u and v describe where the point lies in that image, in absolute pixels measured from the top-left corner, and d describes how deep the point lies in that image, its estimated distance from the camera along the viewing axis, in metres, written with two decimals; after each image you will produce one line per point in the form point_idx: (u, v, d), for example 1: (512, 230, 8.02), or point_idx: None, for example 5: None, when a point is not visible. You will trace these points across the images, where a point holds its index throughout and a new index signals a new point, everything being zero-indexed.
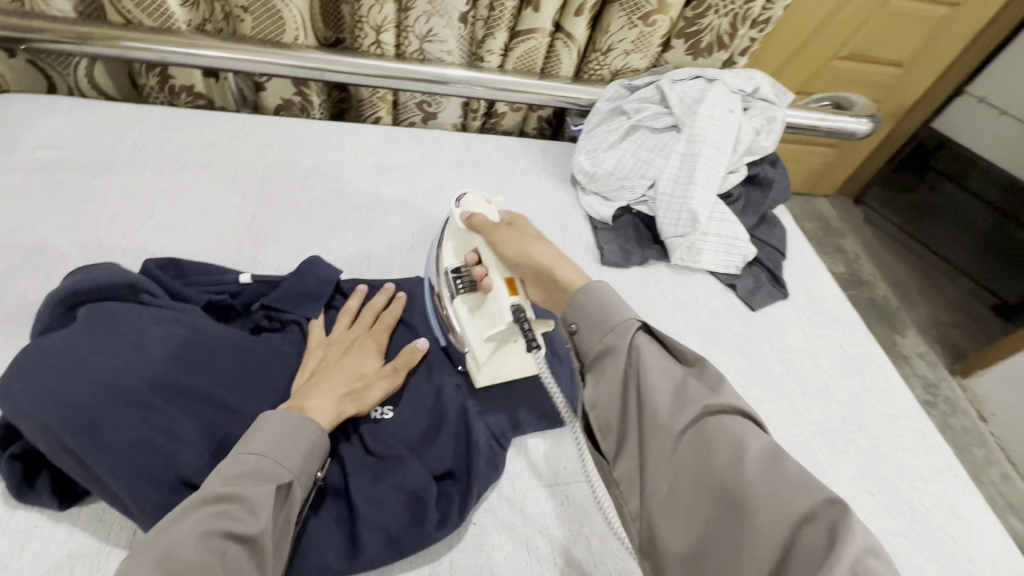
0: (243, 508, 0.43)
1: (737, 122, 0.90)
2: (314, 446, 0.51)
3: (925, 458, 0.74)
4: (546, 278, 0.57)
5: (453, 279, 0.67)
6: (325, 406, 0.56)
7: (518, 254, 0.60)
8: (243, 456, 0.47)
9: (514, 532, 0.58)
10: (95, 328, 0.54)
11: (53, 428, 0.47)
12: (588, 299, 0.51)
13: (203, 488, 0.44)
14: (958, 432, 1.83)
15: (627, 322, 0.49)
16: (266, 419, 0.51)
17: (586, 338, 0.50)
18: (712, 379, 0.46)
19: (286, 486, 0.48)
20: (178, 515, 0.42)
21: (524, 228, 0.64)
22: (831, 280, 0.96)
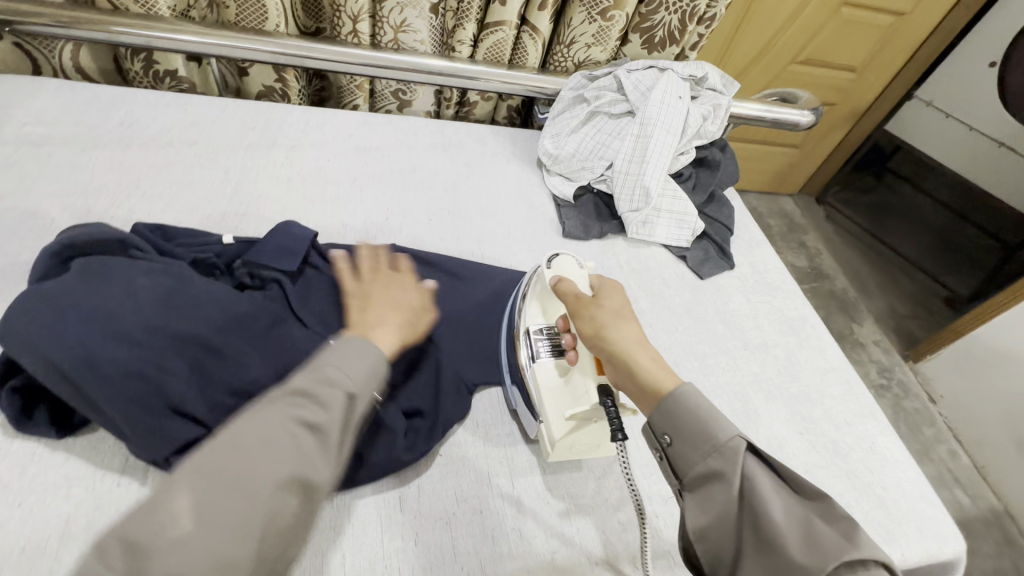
0: (314, 405, 0.50)
1: (686, 108, 0.98)
2: (378, 367, 0.55)
3: (849, 404, 0.83)
4: (625, 369, 0.57)
5: (537, 340, 0.68)
6: (388, 336, 0.61)
7: (594, 332, 0.62)
8: (318, 367, 0.53)
9: (477, 462, 0.64)
10: (89, 276, 0.59)
11: (53, 359, 0.52)
12: (691, 410, 0.52)
13: (284, 385, 0.52)
14: (908, 411, 1.95)
15: (733, 441, 0.49)
16: (344, 341, 0.56)
17: (684, 453, 0.51)
18: (829, 511, 0.45)
19: (353, 398, 0.52)
20: (263, 405, 0.50)
21: (605, 307, 0.64)
22: (774, 254, 1.06)
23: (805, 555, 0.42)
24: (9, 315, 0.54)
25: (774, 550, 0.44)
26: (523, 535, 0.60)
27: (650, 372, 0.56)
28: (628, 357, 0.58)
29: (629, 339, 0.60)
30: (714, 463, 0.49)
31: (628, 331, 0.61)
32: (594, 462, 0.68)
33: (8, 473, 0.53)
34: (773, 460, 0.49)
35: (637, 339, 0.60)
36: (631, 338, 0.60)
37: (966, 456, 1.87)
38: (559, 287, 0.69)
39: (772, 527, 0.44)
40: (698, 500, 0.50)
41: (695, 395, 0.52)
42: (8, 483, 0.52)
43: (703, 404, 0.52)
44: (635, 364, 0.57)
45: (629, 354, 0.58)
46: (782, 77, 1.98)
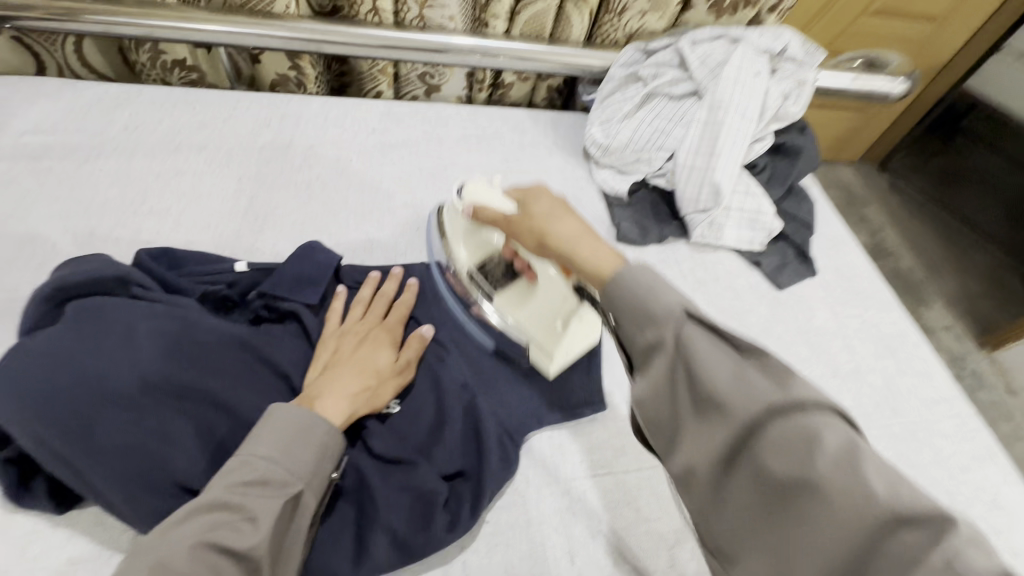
0: (244, 519, 0.41)
1: (764, 87, 0.83)
2: (326, 447, 0.49)
3: (964, 444, 0.70)
4: (569, 263, 0.49)
5: (482, 279, 0.69)
6: (337, 406, 0.53)
7: (537, 244, 0.53)
8: (251, 460, 0.45)
9: (530, 530, 0.55)
10: (82, 327, 0.51)
11: (42, 432, 0.45)
12: (633, 283, 0.43)
13: (202, 494, 0.42)
14: (984, 407, 1.77)
15: (671, 309, 0.41)
16: (274, 414, 0.48)
17: (631, 335, 0.42)
18: (898, 478, 0.35)
19: (295, 496, 0.45)
20: (173, 525, 0.40)
21: (534, 211, 0.54)
22: (863, 256, 0.90)
23: (801, 473, 0.35)
24: None
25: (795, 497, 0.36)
26: None
27: (585, 262, 0.48)
28: (570, 244, 0.50)
29: (563, 233, 0.51)
30: (726, 427, 0.38)
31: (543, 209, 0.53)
32: (664, 527, 0.58)
33: (8, 557, 0.47)
34: (721, 328, 0.41)
35: (558, 210, 0.53)
36: (559, 212, 0.53)
37: None
38: (476, 215, 0.64)
39: (754, 442, 0.37)
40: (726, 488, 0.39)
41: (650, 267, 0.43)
42: (7, 569, 0.46)
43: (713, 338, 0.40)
44: (581, 253, 0.48)
45: (573, 244, 0.49)
46: (854, 33, 1.73)
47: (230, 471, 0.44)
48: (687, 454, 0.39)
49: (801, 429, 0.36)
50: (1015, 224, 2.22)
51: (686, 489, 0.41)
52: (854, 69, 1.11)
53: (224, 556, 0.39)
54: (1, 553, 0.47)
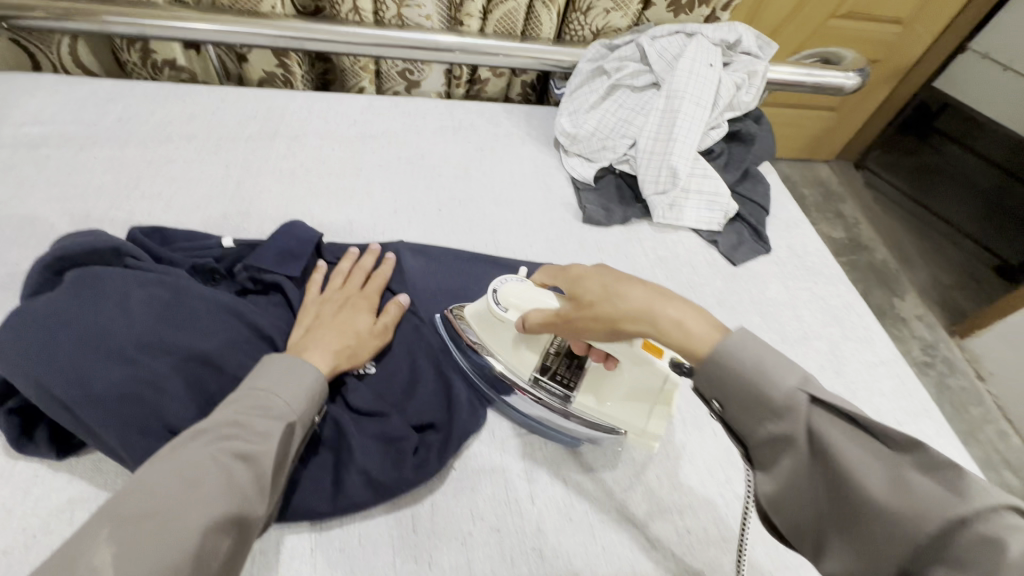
0: (251, 433, 0.46)
1: (718, 77, 0.89)
2: (317, 389, 0.54)
3: (901, 401, 0.76)
4: (660, 335, 0.47)
5: (546, 387, 0.62)
6: (322, 359, 0.57)
7: (609, 330, 0.50)
8: (253, 391, 0.50)
9: (494, 475, 0.60)
10: (80, 293, 0.56)
11: (45, 383, 0.50)
12: (733, 356, 0.43)
13: (210, 417, 0.47)
14: (954, 391, 1.84)
15: (793, 398, 0.40)
16: (270, 361, 0.54)
17: (740, 420, 0.43)
18: (936, 463, 0.37)
19: (293, 425, 0.50)
20: (187, 439, 0.44)
21: (587, 292, 0.51)
22: (815, 235, 0.97)
23: (891, 503, 0.36)
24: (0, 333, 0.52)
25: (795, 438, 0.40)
26: (544, 556, 0.55)
27: (675, 336, 0.46)
28: (637, 320, 0.48)
29: (642, 298, 0.48)
30: (777, 428, 0.41)
31: (613, 280, 0.50)
32: (619, 473, 0.63)
33: (12, 497, 0.51)
34: (844, 406, 0.39)
35: (615, 278, 0.50)
36: (626, 277, 0.50)
37: (1016, 436, 1.75)
38: (523, 325, 0.58)
39: (843, 467, 0.38)
40: (768, 469, 0.42)
41: (739, 337, 0.43)
42: (11, 508, 0.51)
43: (765, 344, 0.43)
44: (661, 322, 0.47)
45: (648, 317, 0.47)
46: (821, 33, 1.81)
47: (234, 401, 0.49)
48: (773, 478, 0.42)
49: (878, 464, 0.38)
50: (982, 217, 2.30)
51: (778, 517, 0.42)
52: (810, 63, 1.18)
53: (235, 463, 0.44)
54: (5, 494, 0.51)
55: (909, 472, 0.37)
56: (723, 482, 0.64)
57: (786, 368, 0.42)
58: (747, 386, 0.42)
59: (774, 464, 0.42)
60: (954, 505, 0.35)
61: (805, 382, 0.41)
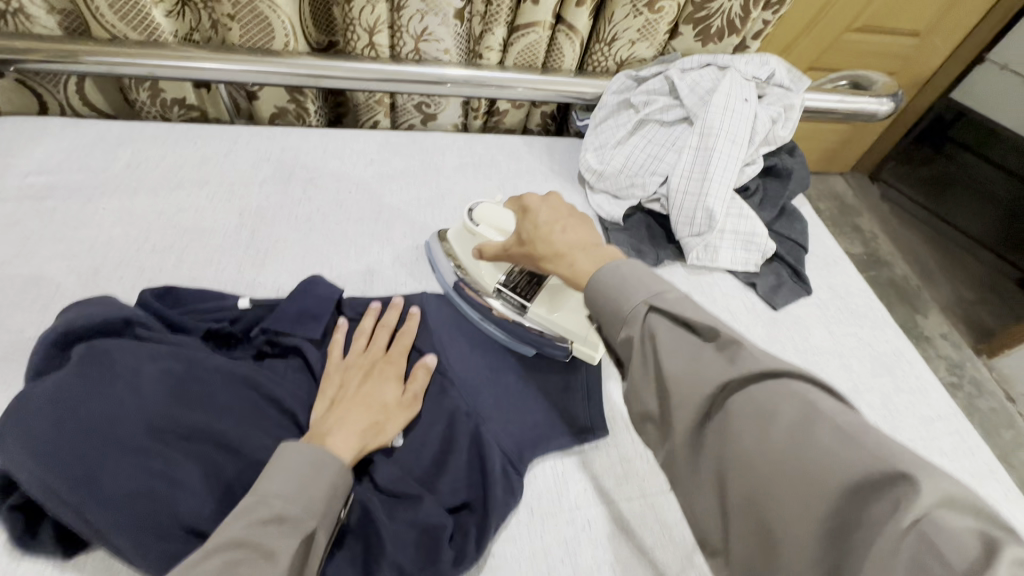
0: (262, 554, 0.42)
1: (753, 112, 0.85)
2: (336, 486, 0.50)
3: (963, 461, 0.70)
4: (577, 247, 0.56)
5: (508, 298, 0.71)
6: (346, 443, 0.54)
7: (545, 246, 0.59)
8: (266, 499, 0.45)
9: (535, 562, 0.55)
10: (88, 371, 0.51)
11: (48, 482, 0.45)
12: (612, 276, 0.49)
13: (217, 534, 0.42)
14: (985, 415, 1.77)
15: (636, 308, 0.46)
16: (284, 454, 0.49)
17: (628, 343, 0.46)
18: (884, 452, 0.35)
19: (310, 534, 0.46)
20: (195, 563, 0.39)
21: (532, 241, 0.61)
22: (857, 273, 0.92)
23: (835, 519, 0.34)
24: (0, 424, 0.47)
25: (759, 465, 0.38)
26: None
27: (571, 279, 0.55)
28: (553, 259, 0.58)
29: (564, 243, 0.57)
30: (715, 417, 0.42)
31: (547, 223, 0.60)
32: (668, 554, 0.58)
33: None
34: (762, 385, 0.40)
35: (547, 220, 0.60)
36: (556, 224, 0.60)
37: None
38: (478, 253, 0.71)
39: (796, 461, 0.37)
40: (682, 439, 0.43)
41: (622, 261, 0.50)
42: None
43: (761, 397, 0.40)
44: (569, 261, 0.55)
45: (559, 258, 0.57)
46: (839, 50, 1.77)
47: (247, 510, 0.44)
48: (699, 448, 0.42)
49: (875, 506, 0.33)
50: (1007, 231, 2.24)
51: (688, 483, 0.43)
52: (840, 89, 1.13)
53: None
54: None
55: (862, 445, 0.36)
56: None
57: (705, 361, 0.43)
58: (754, 442, 0.39)
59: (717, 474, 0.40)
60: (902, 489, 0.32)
61: (737, 360, 0.42)
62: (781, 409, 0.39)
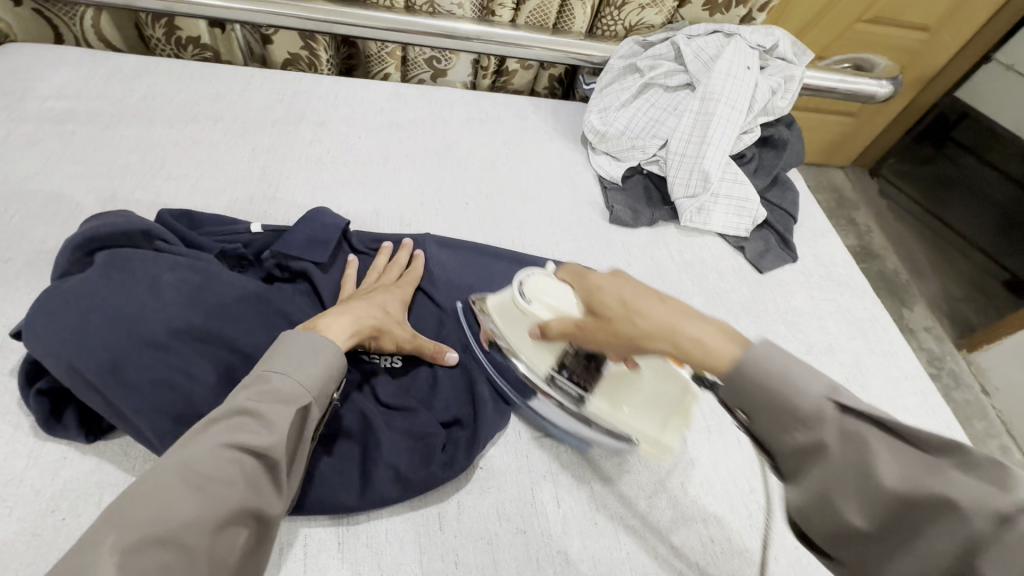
0: (259, 424, 0.43)
1: (754, 81, 0.88)
2: (333, 366, 0.50)
3: (925, 418, 0.75)
4: (688, 312, 0.44)
5: (565, 380, 0.61)
6: (339, 326, 0.56)
7: (618, 305, 0.47)
8: (264, 374, 0.46)
9: (520, 477, 0.60)
10: (110, 272, 0.55)
11: (77, 364, 0.49)
12: (757, 371, 0.39)
13: (223, 404, 0.44)
14: (959, 404, 1.82)
15: (819, 406, 0.37)
16: (288, 339, 0.50)
17: (762, 425, 0.39)
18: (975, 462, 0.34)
19: (305, 408, 0.46)
20: (199, 430, 0.42)
21: (605, 307, 0.48)
22: (842, 246, 0.96)
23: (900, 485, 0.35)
24: (31, 315, 0.51)
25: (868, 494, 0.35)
26: (569, 558, 0.55)
27: (694, 353, 0.42)
28: (662, 338, 0.44)
29: (668, 317, 0.44)
30: (805, 437, 0.37)
31: (637, 299, 0.46)
32: (644, 479, 0.62)
33: (41, 478, 0.51)
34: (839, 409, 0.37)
35: (637, 294, 0.46)
36: (647, 294, 0.46)
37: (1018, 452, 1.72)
38: (545, 334, 0.56)
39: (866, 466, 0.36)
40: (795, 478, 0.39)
41: (760, 347, 0.39)
42: (40, 488, 0.50)
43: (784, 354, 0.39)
44: (683, 338, 0.43)
45: (670, 335, 0.43)
46: (848, 39, 1.78)
47: (247, 385, 0.46)
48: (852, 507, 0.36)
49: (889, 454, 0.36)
50: (998, 230, 2.27)
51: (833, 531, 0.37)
52: (842, 69, 1.16)
53: (244, 455, 0.41)
54: (35, 473, 0.51)
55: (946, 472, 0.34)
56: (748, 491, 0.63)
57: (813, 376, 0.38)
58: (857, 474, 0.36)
59: (830, 501, 0.36)
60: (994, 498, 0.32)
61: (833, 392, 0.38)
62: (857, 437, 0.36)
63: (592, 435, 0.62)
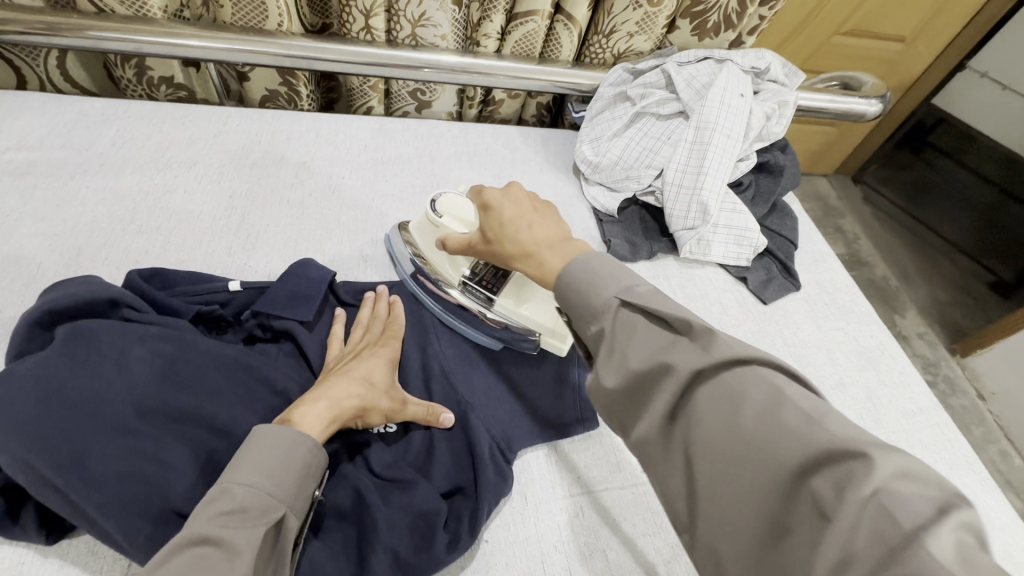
0: (226, 551, 0.39)
1: (748, 108, 0.86)
2: (309, 466, 0.48)
3: (943, 452, 0.72)
4: (553, 246, 0.51)
5: (473, 287, 0.69)
6: (314, 413, 0.52)
7: (494, 232, 0.56)
8: (230, 487, 0.44)
9: (529, 550, 0.55)
10: (71, 349, 0.50)
11: (33, 463, 0.43)
12: (573, 278, 0.45)
13: (183, 529, 0.40)
14: (957, 412, 1.80)
15: (608, 302, 0.42)
16: (254, 440, 0.48)
17: (583, 326, 0.43)
18: (869, 492, 0.28)
19: (278, 521, 0.44)
20: (154, 569, 0.38)
21: (490, 229, 0.57)
22: (844, 270, 0.94)
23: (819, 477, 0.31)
24: None
25: (744, 500, 0.33)
26: None
27: (546, 284, 0.49)
28: (521, 260, 0.53)
29: (529, 240, 0.52)
30: (684, 407, 0.37)
31: (512, 220, 0.54)
32: (660, 542, 0.58)
33: None
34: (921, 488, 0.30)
35: (512, 217, 0.55)
36: (522, 220, 0.54)
37: (1019, 459, 1.71)
38: (444, 246, 0.64)
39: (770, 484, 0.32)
40: (670, 457, 0.38)
41: (590, 256, 0.45)
42: None
43: (653, 298, 0.42)
44: (537, 262, 0.50)
45: (525, 257, 0.52)
46: (829, 52, 1.79)
47: (209, 502, 0.42)
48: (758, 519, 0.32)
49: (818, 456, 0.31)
50: (983, 236, 2.28)
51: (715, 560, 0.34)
52: (830, 89, 1.15)
53: None
54: None
55: (786, 412, 0.34)
56: None
57: (758, 416, 0.35)
58: (725, 434, 0.35)
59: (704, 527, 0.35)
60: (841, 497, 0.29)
61: (699, 365, 0.37)
62: (749, 392, 0.35)
63: (505, 316, 0.67)
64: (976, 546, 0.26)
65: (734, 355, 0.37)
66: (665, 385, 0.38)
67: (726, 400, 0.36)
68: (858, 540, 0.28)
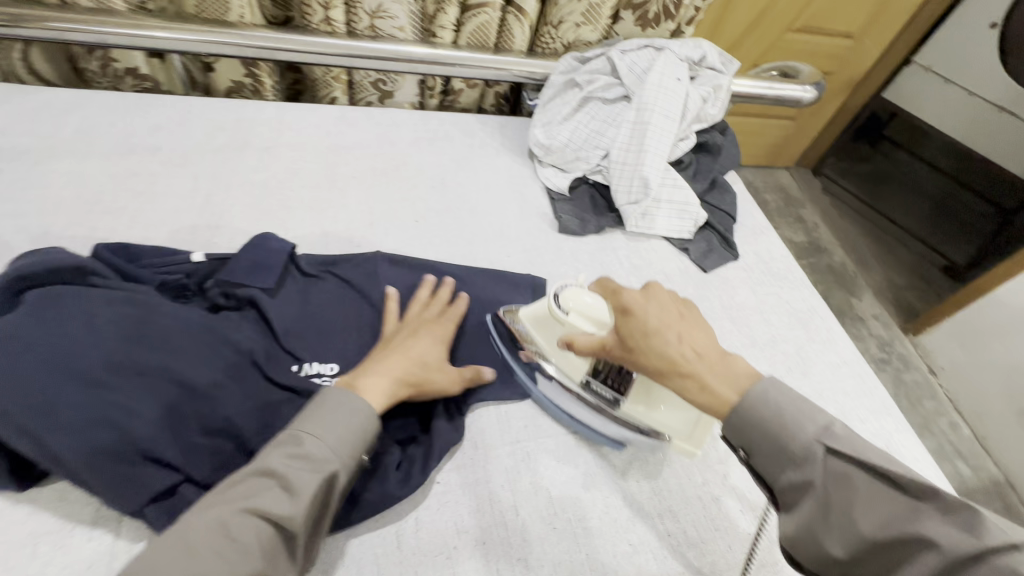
0: (280, 491, 0.47)
1: (685, 91, 0.92)
2: (367, 429, 0.53)
3: (863, 400, 0.80)
4: (727, 360, 0.52)
5: (599, 392, 0.64)
6: (378, 387, 0.57)
7: (664, 361, 0.52)
8: (295, 436, 0.50)
9: (478, 489, 0.60)
10: (38, 310, 0.53)
11: (8, 409, 0.47)
12: (760, 404, 0.48)
13: (255, 462, 0.49)
14: (910, 386, 1.88)
15: (812, 447, 0.46)
16: (325, 398, 0.54)
17: (765, 466, 0.48)
18: (953, 507, 0.40)
19: (333, 476, 0.49)
20: (226, 489, 0.47)
21: (631, 334, 0.54)
22: (780, 241, 1.01)
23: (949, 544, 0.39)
24: None
25: (850, 535, 0.43)
26: (530, 564, 0.56)
27: (700, 399, 0.50)
28: (671, 376, 0.52)
29: (675, 350, 0.52)
30: (796, 476, 0.46)
31: (658, 329, 0.53)
32: (599, 480, 0.64)
33: None
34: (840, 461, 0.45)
35: (660, 321, 0.54)
36: (670, 331, 0.53)
37: (966, 427, 1.80)
38: (569, 345, 0.59)
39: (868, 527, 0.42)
40: (790, 512, 0.46)
41: (768, 388, 0.49)
42: None
43: (792, 395, 0.49)
44: (693, 384, 0.51)
45: (675, 368, 0.51)
46: (780, 47, 1.88)
47: (279, 445, 0.50)
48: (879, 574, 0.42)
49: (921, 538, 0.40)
50: (932, 220, 2.40)
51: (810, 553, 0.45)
52: (769, 76, 1.23)
53: (263, 520, 0.45)
54: None
55: (926, 519, 0.41)
56: (701, 483, 0.66)
57: (806, 418, 0.47)
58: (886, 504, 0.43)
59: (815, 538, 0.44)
60: (970, 543, 0.39)
61: (823, 434, 0.46)
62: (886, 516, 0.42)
63: (622, 433, 0.65)
64: (978, 520, 0.39)
65: (975, 519, 0.39)
66: (911, 553, 0.40)
67: (834, 486, 0.44)
68: (867, 527, 0.42)
